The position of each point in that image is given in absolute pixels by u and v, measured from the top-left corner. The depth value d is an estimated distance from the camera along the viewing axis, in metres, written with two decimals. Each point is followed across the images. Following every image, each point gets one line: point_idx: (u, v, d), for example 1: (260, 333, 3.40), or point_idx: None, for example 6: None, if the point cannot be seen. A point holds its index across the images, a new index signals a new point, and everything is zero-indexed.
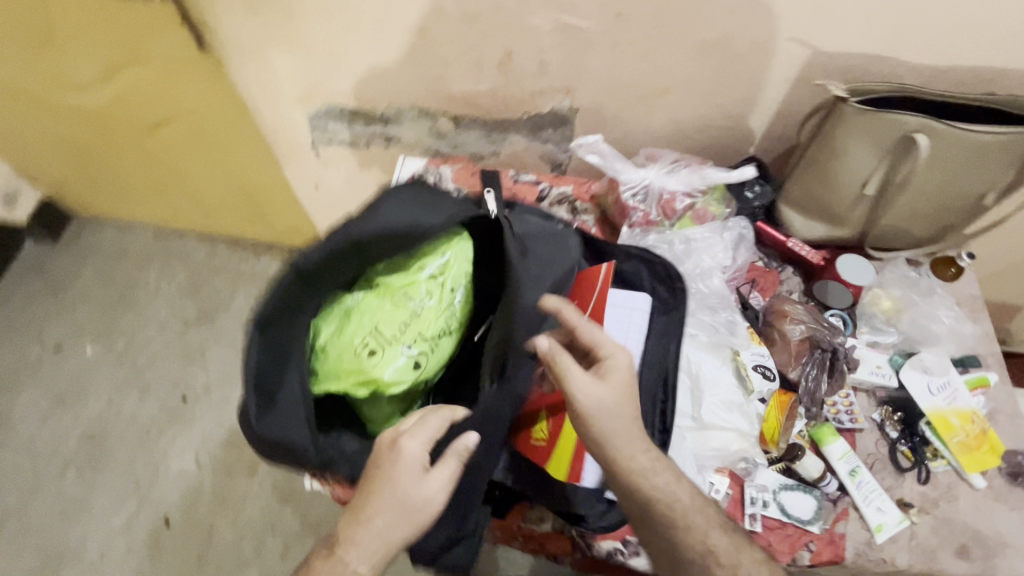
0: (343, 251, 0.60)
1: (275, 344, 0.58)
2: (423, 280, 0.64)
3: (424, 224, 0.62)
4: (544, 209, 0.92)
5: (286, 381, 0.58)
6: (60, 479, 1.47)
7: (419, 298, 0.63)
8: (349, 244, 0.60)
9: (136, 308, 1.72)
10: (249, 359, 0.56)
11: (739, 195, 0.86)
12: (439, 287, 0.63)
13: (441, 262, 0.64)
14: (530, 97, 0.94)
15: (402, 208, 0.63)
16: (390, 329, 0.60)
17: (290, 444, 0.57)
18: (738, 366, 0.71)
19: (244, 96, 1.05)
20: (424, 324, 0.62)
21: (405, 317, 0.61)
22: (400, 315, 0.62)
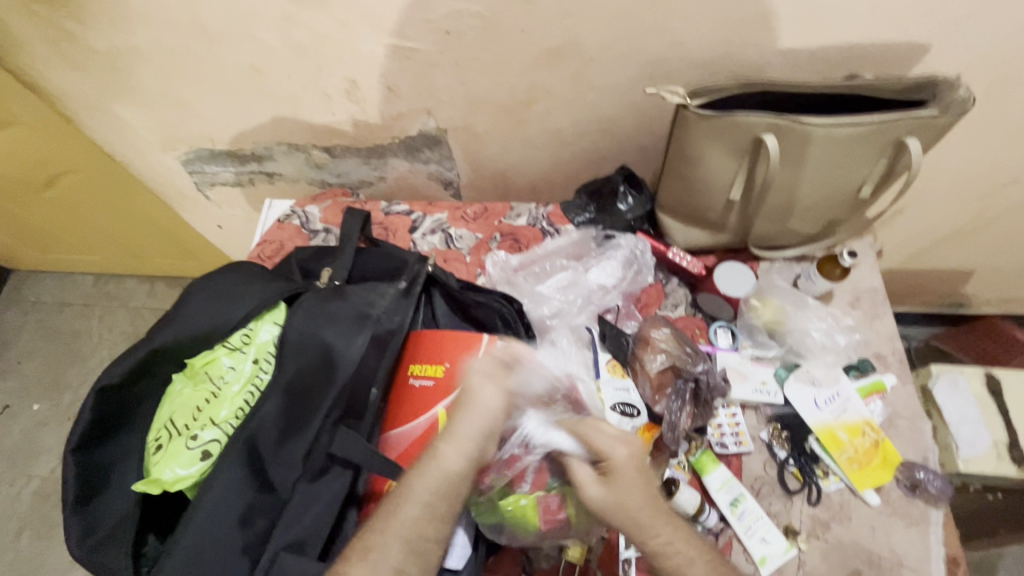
0: (146, 357, 0.59)
1: (97, 463, 0.57)
2: (223, 356, 0.59)
3: (226, 318, 0.61)
4: (416, 240, 0.87)
5: (106, 496, 0.57)
6: (16, 539, 1.48)
7: (219, 378, 0.58)
8: (152, 352, 0.59)
9: (80, 359, 1.71)
10: (64, 485, 0.55)
11: (612, 209, 0.83)
12: (246, 356, 0.60)
13: (247, 334, 0.61)
14: (393, 122, 0.89)
15: (207, 300, 0.62)
16: (183, 417, 0.57)
17: (109, 563, 0.55)
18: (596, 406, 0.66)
19: (110, 149, 1.01)
20: (219, 407, 0.58)
21: (203, 400, 0.58)
22: (197, 399, 0.58)
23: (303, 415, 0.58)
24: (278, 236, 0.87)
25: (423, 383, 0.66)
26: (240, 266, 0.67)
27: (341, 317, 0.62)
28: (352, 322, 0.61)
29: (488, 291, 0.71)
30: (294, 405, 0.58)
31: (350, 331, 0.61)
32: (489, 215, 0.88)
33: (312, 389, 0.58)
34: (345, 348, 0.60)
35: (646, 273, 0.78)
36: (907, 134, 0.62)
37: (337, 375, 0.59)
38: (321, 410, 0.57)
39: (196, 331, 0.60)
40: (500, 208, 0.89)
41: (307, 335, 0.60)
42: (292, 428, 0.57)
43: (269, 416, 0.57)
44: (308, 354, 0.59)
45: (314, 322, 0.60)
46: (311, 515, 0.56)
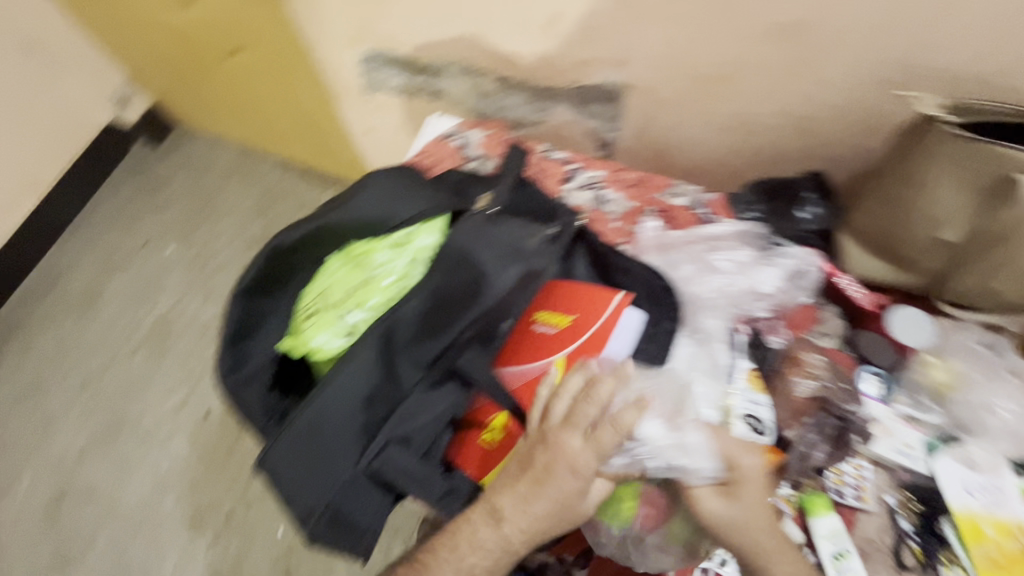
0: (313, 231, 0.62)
1: (253, 310, 0.61)
2: (383, 248, 0.62)
3: (393, 215, 0.63)
4: (566, 191, 0.84)
5: (256, 340, 0.61)
6: (132, 356, 1.69)
7: (375, 267, 0.61)
8: (321, 226, 0.62)
9: (213, 220, 1.88)
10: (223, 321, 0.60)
11: (789, 215, 0.75)
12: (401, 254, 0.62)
13: (406, 235, 0.62)
14: (577, 66, 0.86)
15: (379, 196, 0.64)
16: (338, 293, 0.61)
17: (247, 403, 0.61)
18: (724, 411, 0.62)
19: (303, 30, 1.05)
20: (371, 293, 0.61)
21: (358, 283, 0.61)
22: (353, 281, 0.61)
23: (440, 324, 0.59)
24: (435, 152, 0.89)
25: (547, 329, 0.66)
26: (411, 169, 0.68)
27: (499, 245, 0.60)
28: (508, 252, 0.60)
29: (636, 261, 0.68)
30: (433, 311, 0.59)
31: (505, 259, 0.60)
32: (646, 185, 0.84)
33: (456, 303, 0.59)
34: (496, 273, 0.59)
35: (806, 289, 0.71)
36: None
37: (484, 296, 0.58)
38: (458, 326, 0.58)
39: (365, 221, 0.64)
40: (660, 181, 0.84)
41: (462, 251, 0.60)
42: (428, 333, 0.59)
43: (410, 314, 0.59)
44: (457, 268, 0.60)
45: (474, 241, 0.61)
46: (426, 418, 0.59)
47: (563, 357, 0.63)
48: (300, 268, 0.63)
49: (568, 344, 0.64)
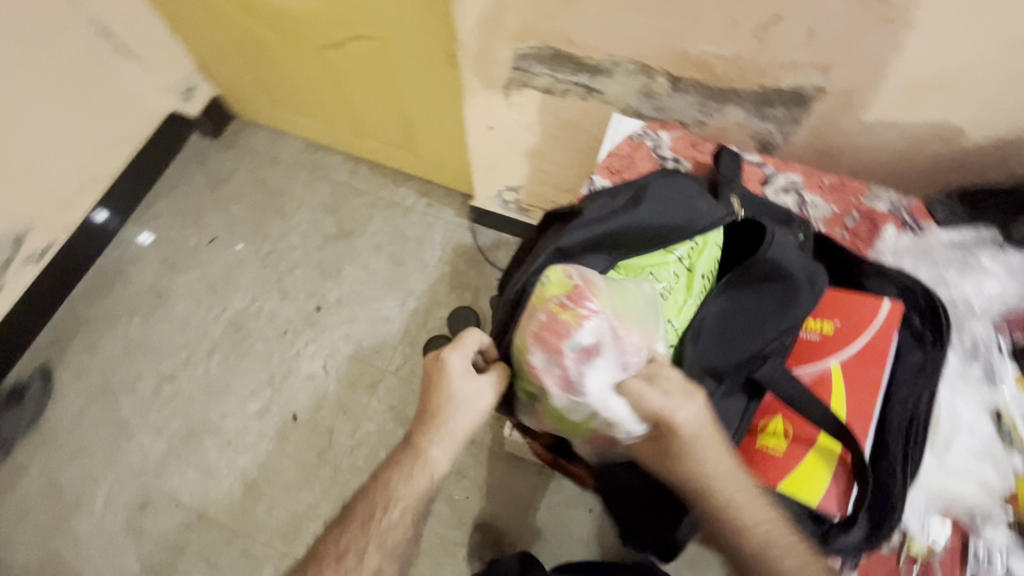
0: (604, 237, 0.69)
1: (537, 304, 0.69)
2: (671, 261, 0.70)
3: (680, 226, 0.70)
4: (768, 194, 0.84)
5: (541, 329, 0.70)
6: (207, 357, 1.62)
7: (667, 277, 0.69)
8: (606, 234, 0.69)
9: (282, 215, 1.81)
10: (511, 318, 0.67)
11: (1011, 226, 0.75)
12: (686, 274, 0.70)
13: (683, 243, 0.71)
14: (776, 70, 0.85)
15: (658, 206, 0.71)
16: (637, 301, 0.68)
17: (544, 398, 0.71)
18: (998, 415, 0.64)
19: (458, 23, 1.02)
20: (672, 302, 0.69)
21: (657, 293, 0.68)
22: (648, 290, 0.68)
23: (740, 333, 0.66)
24: (624, 152, 0.88)
25: (809, 337, 0.67)
26: (673, 180, 0.73)
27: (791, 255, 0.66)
28: (802, 270, 0.66)
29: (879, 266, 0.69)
30: (732, 320, 0.66)
31: (809, 274, 0.65)
32: (845, 190, 0.84)
33: (766, 313, 0.65)
34: (798, 290, 0.65)
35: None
36: None
37: (800, 305, 0.65)
38: (766, 333, 0.65)
39: (649, 232, 0.70)
40: (858, 186, 0.84)
41: (773, 263, 0.65)
42: (731, 338, 0.66)
43: (711, 317, 0.66)
44: (765, 285, 0.66)
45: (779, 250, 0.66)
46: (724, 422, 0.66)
47: (837, 363, 0.65)
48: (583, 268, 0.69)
49: (844, 349, 0.65)
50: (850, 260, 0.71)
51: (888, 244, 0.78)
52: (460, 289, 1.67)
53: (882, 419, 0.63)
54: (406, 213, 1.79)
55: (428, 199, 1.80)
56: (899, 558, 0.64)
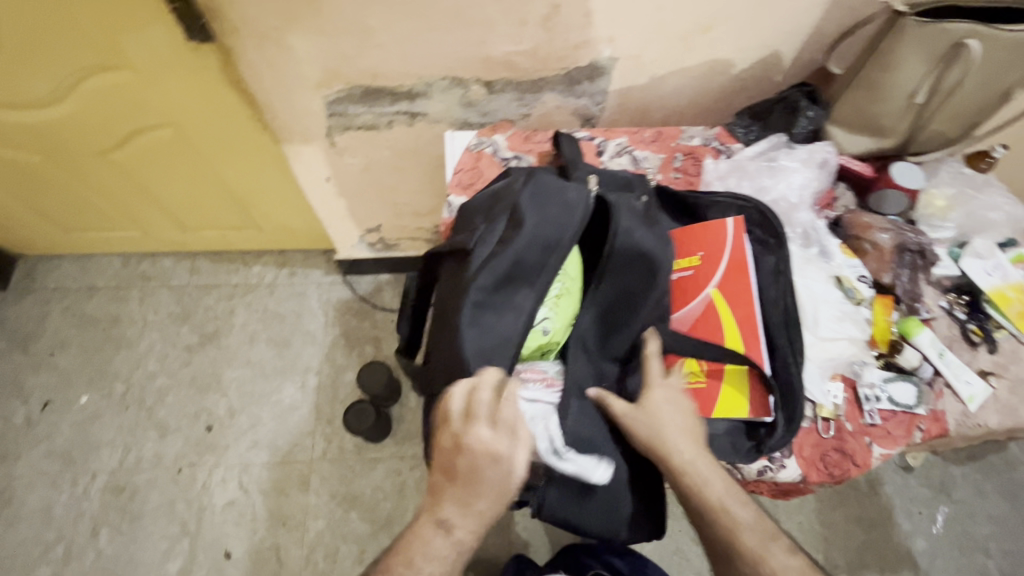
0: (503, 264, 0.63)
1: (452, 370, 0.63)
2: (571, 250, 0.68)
3: (554, 235, 0.64)
4: (607, 162, 0.91)
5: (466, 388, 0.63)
6: (95, 538, 1.36)
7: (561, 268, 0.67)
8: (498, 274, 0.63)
9: (126, 345, 1.57)
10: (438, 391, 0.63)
11: (794, 122, 0.90)
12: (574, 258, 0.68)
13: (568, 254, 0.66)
14: (572, 51, 0.92)
15: (536, 212, 0.65)
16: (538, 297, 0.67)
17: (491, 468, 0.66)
18: (840, 280, 0.75)
19: (254, 88, 0.95)
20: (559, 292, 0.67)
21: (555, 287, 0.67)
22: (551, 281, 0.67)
23: (620, 321, 0.65)
24: (469, 163, 0.89)
25: (684, 274, 0.74)
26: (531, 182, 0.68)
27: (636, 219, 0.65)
28: (656, 243, 0.65)
29: (714, 193, 0.77)
30: (607, 322, 0.66)
31: (663, 245, 0.65)
32: (664, 138, 0.95)
33: (634, 295, 0.64)
34: (660, 258, 0.64)
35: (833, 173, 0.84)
36: None
37: (660, 276, 0.64)
38: (639, 316, 0.64)
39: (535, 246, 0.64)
40: (672, 131, 0.95)
41: (627, 247, 0.63)
42: (611, 330, 0.66)
43: (588, 327, 0.66)
44: (624, 272, 0.64)
45: (628, 221, 0.64)
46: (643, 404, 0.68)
47: (716, 288, 0.71)
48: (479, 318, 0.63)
49: (713, 274, 0.72)
50: (690, 199, 0.79)
51: (712, 174, 0.87)
52: (358, 346, 1.58)
53: (765, 320, 0.71)
54: (271, 291, 1.65)
55: (289, 268, 1.68)
56: (819, 426, 0.74)
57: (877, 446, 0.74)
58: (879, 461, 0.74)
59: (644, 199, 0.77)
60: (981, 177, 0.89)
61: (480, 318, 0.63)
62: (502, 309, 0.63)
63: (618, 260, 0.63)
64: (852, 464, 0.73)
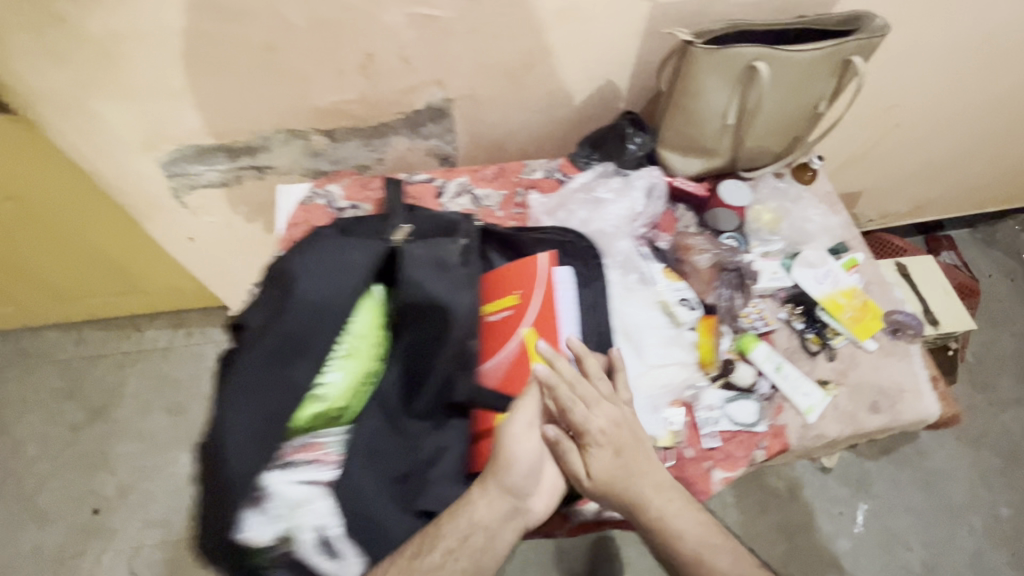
0: (270, 341, 0.56)
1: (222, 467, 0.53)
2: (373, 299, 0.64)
3: (337, 290, 0.59)
4: (446, 204, 0.90)
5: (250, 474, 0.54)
6: None
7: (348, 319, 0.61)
8: (272, 344, 0.56)
9: (3, 430, 1.46)
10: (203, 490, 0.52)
11: (624, 149, 0.91)
12: (369, 313, 0.62)
13: (360, 305, 0.61)
14: (402, 95, 0.91)
15: (312, 277, 0.59)
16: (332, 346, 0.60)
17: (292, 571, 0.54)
18: (663, 305, 0.75)
19: (75, 155, 0.91)
20: (358, 342, 0.61)
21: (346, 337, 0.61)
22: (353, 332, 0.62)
23: (422, 373, 0.62)
24: (301, 218, 0.87)
25: (503, 315, 0.72)
26: (315, 239, 0.63)
27: (429, 266, 0.63)
28: (452, 286, 0.63)
29: (541, 230, 0.77)
30: (410, 376, 0.63)
31: (459, 286, 0.63)
32: (506, 173, 0.94)
33: (432, 347, 0.62)
34: (455, 301, 0.62)
35: (663, 199, 0.87)
36: (852, 54, 0.79)
37: (455, 327, 0.61)
38: (438, 366, 0.62)
39: (312, 312, 0.58)
40: (514, 167, 0.95)
41: (417, 296, 0.61)
42: (418, 385, 0.63)
43: (392, 382, 0.62)
44: (419, 322, 0.62)
45: (419, 271, 0.62)
46: (446, 459, 0.62)
47: (529, 327, 0.71)
48: (248, 398, 0.54)
49: (527, 315, 0.71)
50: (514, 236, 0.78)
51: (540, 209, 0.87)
52: None
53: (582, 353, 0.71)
54: (164, 355, 1.57)
55: (185, 329, 1.61)
56: (658, 456, 0.73)
57: (717, 471, 0.73)
58: (721, 486, 0.73)
59: (466, 241, 0.75)
60: (798, 191, 0.94)
61: (238, 402, 0.54)
62: (269, 389, 0.54)
63: (412, 310, 0.62)
64: (691, 491, 0.72)
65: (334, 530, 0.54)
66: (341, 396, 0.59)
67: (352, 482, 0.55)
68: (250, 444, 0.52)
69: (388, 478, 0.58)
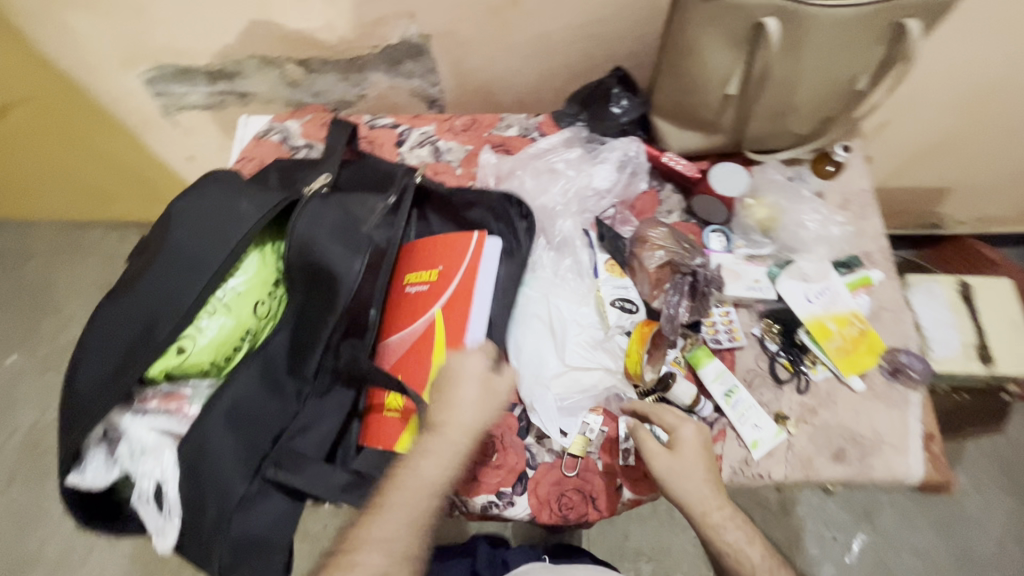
0: (137, 292, 0.56)
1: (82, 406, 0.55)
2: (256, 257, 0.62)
3: (215, 244, 0.58)
4: (404, 154, 0.83)
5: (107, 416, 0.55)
6: (7, 489, 1.46)
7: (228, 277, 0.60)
8: (141, 293, 0.56)
9: (53, 310, 1.64)
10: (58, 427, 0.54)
11: (605, 113, 0.78)
12: (254, 269, 0.61)
13: (245, 262, 0.61)
14: (373, 27, 0.83)
15: (188, 229, 0.58)
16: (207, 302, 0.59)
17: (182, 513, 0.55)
18: (597, 302, 0.66)
19: (63, 65, 0.92)
20: (238, 299, 0.60)
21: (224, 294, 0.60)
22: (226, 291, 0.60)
23: (307, 339, 0.59)
24: (254, 153, 0.83)
25: (419, 289, 0.67)
26: (206, 185, 0.61)
27: (330, 224, 0.61)
28: (343, 252, 0.60)
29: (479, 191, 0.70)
30: (297, 339, 0.60)
31: (349, 252, 0.60)
32: (478, 126, 0.85)
33: (317, 311, 0.59)
34: (343, 267, 0.59)
35: (642, 176, 0.77)
36: (906, 16, 0.61)
37: (340, 294, 0.59)
38: (320, 335, 0.58)
39: (182, 264, 0.57)
40: (489, 119, 0.85)
41: (303, 256, 0.59)
42: (301, 351, 0.60)
43: (279, 343, 0.60)
44: (307, 285, 0.60)
45: (311, 229, 0.60)
46: (320, 428, 0.61)
47: (441, 309, 0.64)
48: (110, 345, 0.55)
49: (441, 296, 0.65)
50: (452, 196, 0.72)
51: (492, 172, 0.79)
52: None
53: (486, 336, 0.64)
54: None
55: None
56: (563, 462, 0.67)
57: (626, 490, 0.66)
58: (628, 506, 0.66)
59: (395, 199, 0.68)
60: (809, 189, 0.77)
61: (101, 349, 0.55)
62: (133, 339, 0.55)
63: (299, 272, 0.60)
64: (591, 506, 0.65)
65: (170, 489, 0.55)
66: (213, 348, 0.58)
67: (199, 437, 0.55)
68: (104, 390, 0.54)
69: (249, 434, 0.57)
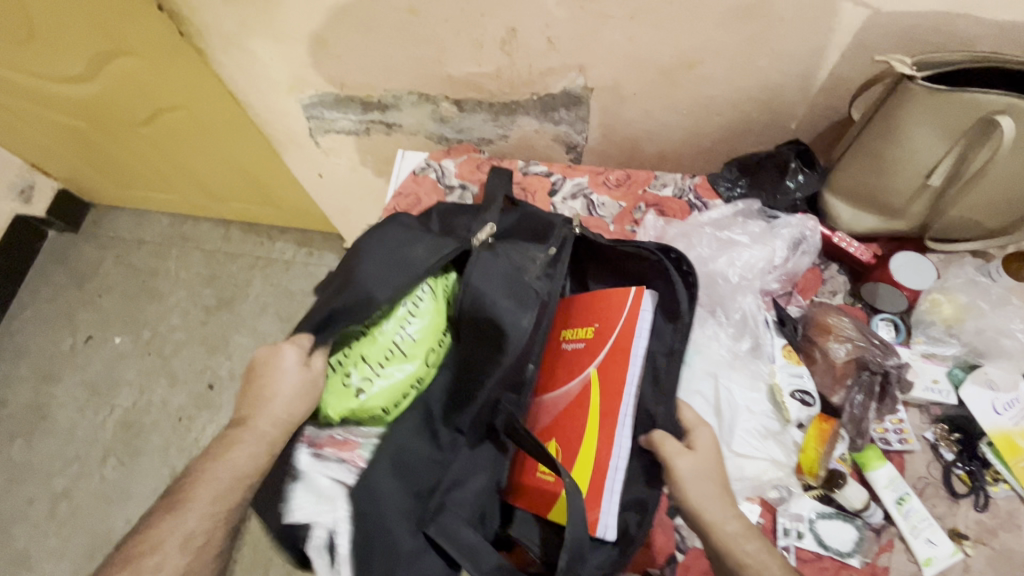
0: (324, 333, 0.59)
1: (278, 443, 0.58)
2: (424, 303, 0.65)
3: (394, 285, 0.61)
4: (558, 204, 0.83)
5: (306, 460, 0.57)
6: (101, 465, 1.53)
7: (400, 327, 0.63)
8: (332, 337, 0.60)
9: (158, 298, 1.73)
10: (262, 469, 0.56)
11: (779, 185, 0.76)
12: (427, 316, 0.64)
13: (416, 312, 0.64)
14: (539, 77, 0.84)
15: (374, 268, 0.61)
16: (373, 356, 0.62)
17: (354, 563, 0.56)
18: (774, 391, 0.63)
19: (233, 85, 0.97)
20: (408, 347, 0.63)
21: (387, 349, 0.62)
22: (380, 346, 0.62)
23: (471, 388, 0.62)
24: (411, 190, 0.85)
25: (576, 346, 0.66)
26: (387, 228, 0.65)
27: (496, 275, 0.63)
28: (510, 307, 0.62)
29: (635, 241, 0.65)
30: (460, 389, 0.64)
31: (518, 305, 0.63)
32: (632, 182, 0.83)
33: (479, 363, 0.62)
34: (511, 320, 0.61)
35: (812, 254, 0.72)
36: None
37: (508, 350, 0.61)
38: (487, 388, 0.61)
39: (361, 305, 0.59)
40: (644, 176, 0.84)
41: (475, 306, 0.63)
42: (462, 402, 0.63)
43: (440, 387, 0.66)
44: (479, 337, 0.63)
45: (483, 282, 0.63)
46: (473, 478, 0.64)
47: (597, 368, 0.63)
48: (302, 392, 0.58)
49: (597, 353, 0.63)
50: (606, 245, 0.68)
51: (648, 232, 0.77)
52: None
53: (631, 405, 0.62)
54: (286, 268, 1.73)
55: (307, 248, 1.74)
56: None
57: None
58: None
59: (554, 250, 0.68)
60: (1003, 289, 0.69)
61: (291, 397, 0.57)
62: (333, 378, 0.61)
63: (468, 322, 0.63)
64: None
65: (342, 542, 0.55)
66: (385, 396, 0.62)
67: (370, 488, 0.58)
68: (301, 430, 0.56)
69: (412, 480, 0.62)
